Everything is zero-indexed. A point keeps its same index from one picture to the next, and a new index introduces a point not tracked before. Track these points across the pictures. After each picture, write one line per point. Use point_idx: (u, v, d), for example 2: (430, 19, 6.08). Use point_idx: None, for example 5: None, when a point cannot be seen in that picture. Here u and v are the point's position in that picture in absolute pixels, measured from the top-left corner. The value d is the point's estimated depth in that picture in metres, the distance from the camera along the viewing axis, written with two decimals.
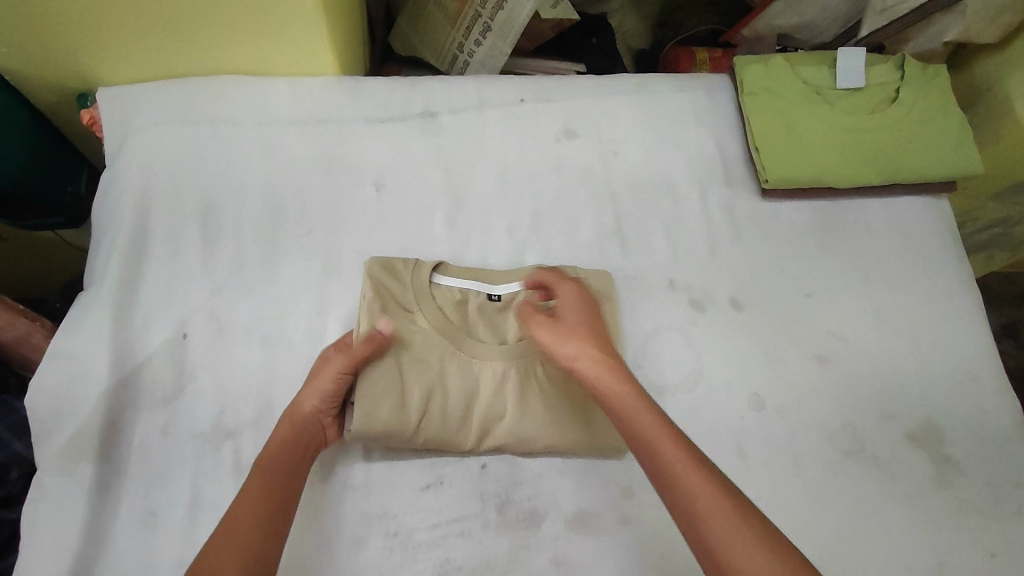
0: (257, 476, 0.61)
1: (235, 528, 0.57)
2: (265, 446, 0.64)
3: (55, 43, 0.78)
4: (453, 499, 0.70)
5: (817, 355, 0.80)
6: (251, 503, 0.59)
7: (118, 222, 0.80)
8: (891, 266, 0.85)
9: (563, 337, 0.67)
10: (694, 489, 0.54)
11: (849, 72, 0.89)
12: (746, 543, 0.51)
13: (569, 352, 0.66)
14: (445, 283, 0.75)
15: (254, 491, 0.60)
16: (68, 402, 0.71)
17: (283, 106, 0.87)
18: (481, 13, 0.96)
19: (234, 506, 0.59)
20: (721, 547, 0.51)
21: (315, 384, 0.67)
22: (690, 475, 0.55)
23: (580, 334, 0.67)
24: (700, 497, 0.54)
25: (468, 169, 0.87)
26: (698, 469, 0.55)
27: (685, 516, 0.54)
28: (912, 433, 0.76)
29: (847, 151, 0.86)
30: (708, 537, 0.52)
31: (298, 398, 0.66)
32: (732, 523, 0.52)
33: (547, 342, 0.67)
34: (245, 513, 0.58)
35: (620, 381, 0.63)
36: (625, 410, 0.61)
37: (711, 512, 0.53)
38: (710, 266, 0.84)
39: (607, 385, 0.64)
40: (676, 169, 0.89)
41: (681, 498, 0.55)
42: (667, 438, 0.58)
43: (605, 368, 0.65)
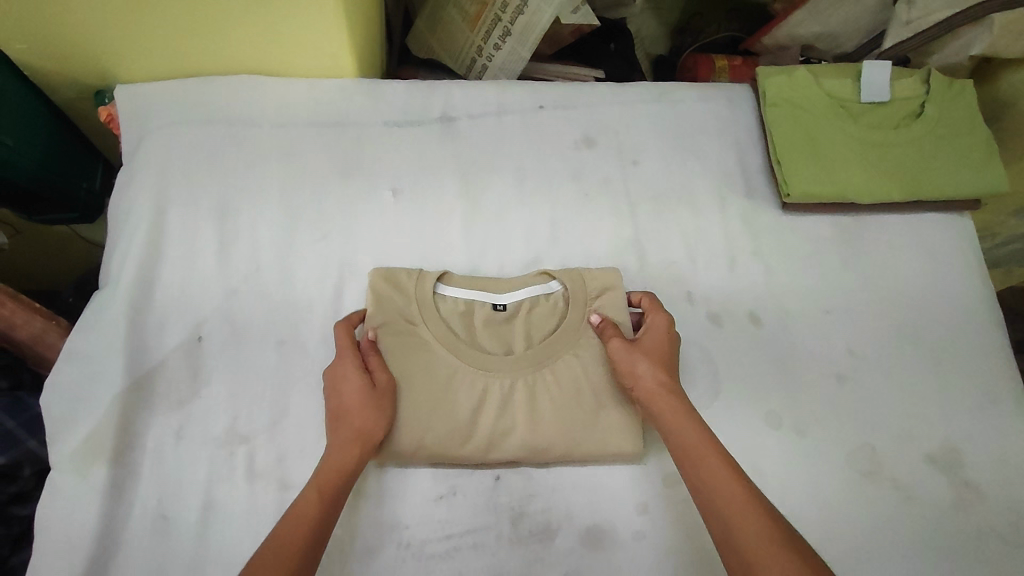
0: (314, 497, 0.60)
1: (284, 545, 0.56)
2: (320, 465, 0.63)
3: (74, 39, 0.78)
4: (466, 511, 0.70)
5: (835, 373, 0.79)
6: (307, 524, 0.58)
7: (134, 221, 0.79)
8: (913, 284, 0.84)
9: (630, 354, 0.70)
10: (728, 496, 0.58)
11: (873, 85, 0.87)
12: (773, 548, 0.54)
13: (635, 370, 0.69)
14: (448, 294, 0.76)
15: (309, 512, 0.59)
16: (83, 403, 0.71)
17: (302, 108, 0.87)
18: (501, 17, 0.95)
19: (286, 523, 0.58)
20: (748, 549, 0.54)
21: (374, 405, 0.67)
22: (727, 485, 0.59)
23: (650, 356, 0.70)
24: (733, 504, 0.57)
25: (486, 176, 0.86)
26: (736, 480, 0.59)
27: (718, 520, 0.57)
28: (931, 456, 0.75)
29: (870, 167, 0.85)
30: (737, 541, 0.55)
31: (354, 420, 0.66)
32: (763, 532, 0.55)
33: (616, 355, 0.70)
34: (295, 533, 0.57)
35: (673, 399, 0.67)
36: (676, 424, 0.65)
37: (742, 516, 0.56)
38: (729, 280, 0.83)
39: (661, 399, 0.67)
40: (695, 180, 0.88)
41: (716, 504, 0.58)
42: (711, 451, 0.62)
43: (665, 387, 0.68)
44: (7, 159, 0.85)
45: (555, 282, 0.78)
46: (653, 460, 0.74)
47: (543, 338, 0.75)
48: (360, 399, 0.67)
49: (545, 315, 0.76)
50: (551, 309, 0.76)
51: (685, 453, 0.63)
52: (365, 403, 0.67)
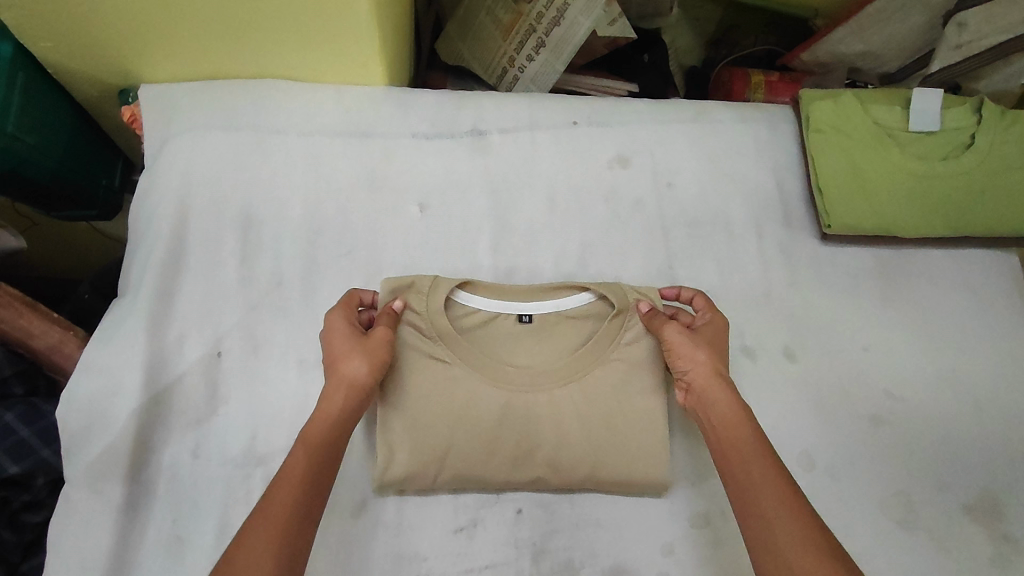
0: (301, 460, 0.58)
1: (275, 505, 0.55)
2: (312, 418, 0.62)
3: (100, 39, 0.76)
4: (486, 545, 0.68)
5: (871, 416, 0.76)
6: (294, 485, 0.57)
7: (156, 230, 0.77)
8: (953, 323, 0.82)
9: (685, 343, 0.67)
10: (773, 495, 0.56)
11: (922, 114, 0.84)
12: (813, 554, 0.52)
13: (693, 358, 0.66)
14: (471, 304, 0.72)
15: (299, 470, 0.58)
16: (100, 418, 0.70)
17: (329, 117, 0.84)
18: (536, 28, 0.92)
19: (276, 483, 0.57)
20: (787, 553, 0.53)
21: (363, 351, 0.64)
22: (772, 486, 0.57)
23: (709, 345, 0.67)
24: (776, 503, 0.56)
25: (516, 194, 0.84)
26: (782, 481, 0.57)
27: (757, 516, 0.56)
28: (969, 506, 0.73)
29: (915, 199, 0.82)
30: (776, 543, 0.54)
31: (344, 366, 0.64)
32: (800, 535, 0.53)
33: (674, 343, 0.67)
34: (285, 495, 0.56)
35: (726, 392, 0.64)
36: (727, 416, 0.63)
37: (782, 520, 0.54)
38: (764, 312, 0.80)
39: (715, 389, 0.65)
40: (732, 206, 0.85)
41: (757, 501, 0.57)
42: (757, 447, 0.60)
43: (720, 379, 0.65)
44: (26, 158, 0.82)
45: (585, 294, 0.73)
46: (681, 498, 0.72)
47: (571, 352, 0.72)
48: (351, 349, 0.65)
49: (570, 330, 0.73)
50: (578, 324, 0.73)
51: (731, 449, 0.61)
52: (357, 348, 0.65)
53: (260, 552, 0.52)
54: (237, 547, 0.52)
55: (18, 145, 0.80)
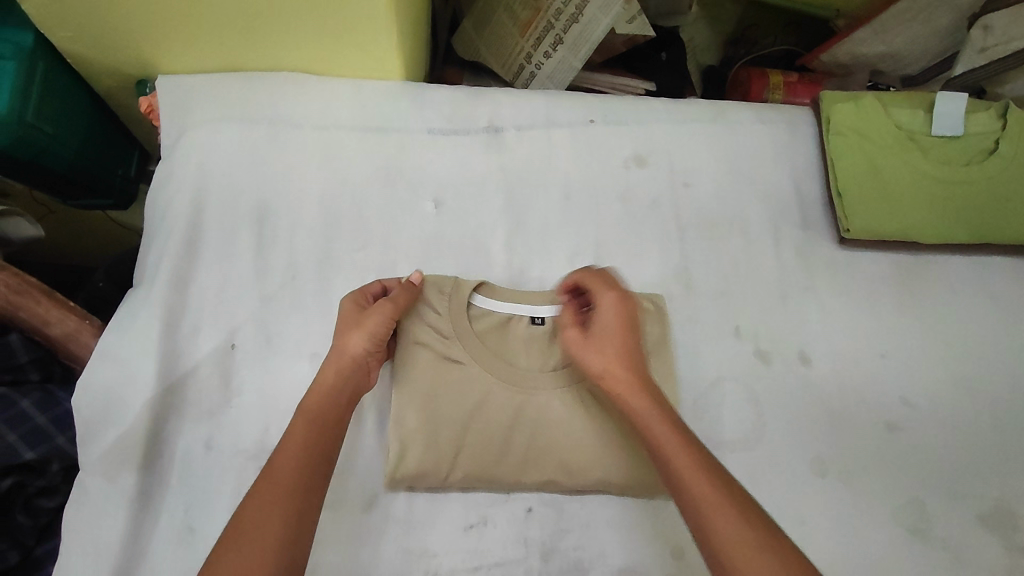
0: (300, 430, 0.59)
1: (276, 473, 0.56)
2: (310, 389, 0.63)
3: (120, 30, 0.76)
4: (496, 543, 0.68)
5: (886, 422, 0.75)
6: (295, 453, 0.58)
7: (171, 221, 0.78)
8: (972, 331, 0.81)
9: (583, 349, 0.66)
10: (699, 494, 0.55)
11: (945, 118, 0.83)
12: (742, 547, 0.51)
13: (591, 364, 0.65)
14: (485, 306, 0.71)
15: (301, 439, 0.59)
16: (115, 407, 0.70)
17: (345, 110, 0.84)
18: (554, 24, 0.92)
19: (277, 452, 0.58)
20: (720, 553, 0.51)
21: (364, 328, 0.65)
22: (696, 483, 0.55)
23: (605, 345, 0.65)
24: (699, 501, 0.54)
25: (531, 192, 0.83)
26: (707, 477, 0.55)
27: (690, 516, 0.55)
28: (984, 516, 0.72)
29: (935, 205, 0.81)
30: (708, 543, 0.52)
31: (345, 343, 0.65)
32: (728, 530, 0.52)
33: (574, 349, 0.66)
34: (285, 464, 0.57)
35: (641, 391, 0.63)
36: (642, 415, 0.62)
37: (717, 517, 0.53)
38: (779, 316, 0.79)
39: (624, 390, 0.63)
40: (749, 207, 0.84)
41: (687, 502, 0.55)
42: (676, 444, 0.58)
43: (630, 380, 0.64)
44: (44, 147, 0.82)
45: None
46: None
47: None
48: (355, 327, 0.66)
49: None
50: None
51: (654, 447, 0.60)
52: (359, 324, 0.66)
53: (260, 519, 0.53)
54: (241, 512, 0.53)
55: (37, 133, 0.80)
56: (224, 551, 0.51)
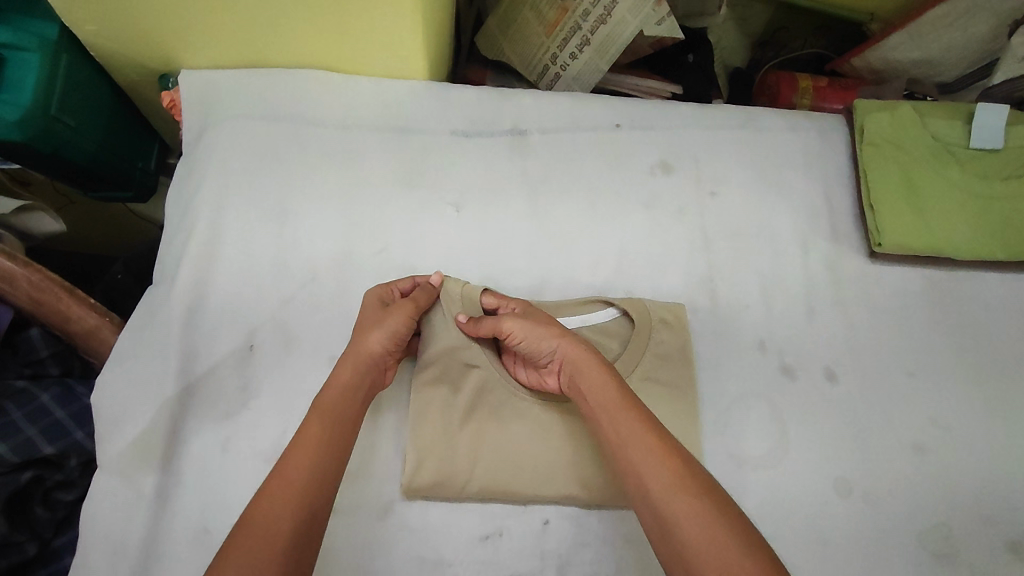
0: (315, 426, 0.58)
1: (291, 470, 0.55)
2: (327, 384, 0.61)
3: (144, 26, 0.75)
4: (512, 555, 0.67)
5: (914, 443, 0.74)
6: (310, 451, 0.56)
7: (193, 219, 0.77)
8: (1007, 351, 0.79)
9: (526, 326, 0.65)
10: (641, 455, 0.55)
11: (985, 131, 0.80)
12: (684, 499, 0.51)
13: (541, 339, 0.65)
14: None
15: (315, 436, 0.57)
16: (134, 406, 0.70)
17: (367, 110, 0.83)
18: (581, 26, 0.90)
19: (292, 448, 0.56)
20: (663, 507, 0.52)
21: (385, 327, 0.65)
22: (639, 445, 0.56)
23: (551, 324, 0.66)
24: (643, 456, 0.55)
25: (554, 197, 0.82)
26: (654, 437, 0.56)
27: (632, 473, 0.55)
28: (1015, 544, 0.70)
29: (970, 220, 0.78)
30: (651, 498, 0.53)
31: (363, 342, 0.64)
32: (671, 484, 0.53)
33: (520, 330, 0.65)
34: (300, 461, 0.55)
35: (594, 361, 0.63)
36: (589, 380, 0.62)
37: (657, 476, 0.53)
38: (806, 330, 0.77)
39: (574, 358, 0.63)
40: (777, 218, 0.82)
41: (631, 464, 0.55)
42: (620, 406, 0.59)
43: (581, 350, 0.64)
44: (68, 141, 0.82)
45: (612, 309, 0.73)
46: None
47: None
48: (375, 326, 0.65)
49: (600, 342, 0.72)
50: (608, 336, 0.73)
51: (600, 414, 0.60)
52: (379, 322, 0.65)
53: (275, 517, 0.51)
54: (251, 509, 0.52)
55: (59, 126, 0.80)
56: (233, 549, 0.49)
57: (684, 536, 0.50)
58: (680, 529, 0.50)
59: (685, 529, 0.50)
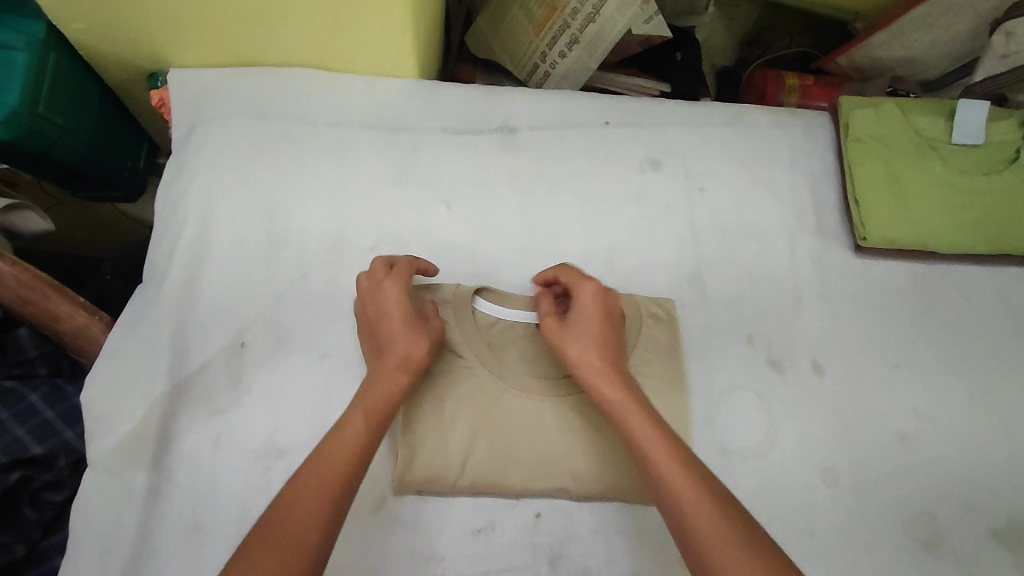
0: (359, 423, 0.57)
1: (329, 466, 0.53)
2: (367, 387, 0.60)
3: (133, 25, 0.75)
4: (504, 548, 0.67)
5: (899, 433, 0.75)
6: (350, 449, 0.55)
7: (183, 217, 0.77)
8: (988, 342, 0.80)
9: (561, 338, 0.63)
10: (678, 488, 0.52)
11: (967, 126, 0.82)
12: (725, 539, 0.49)
13: (571, 352, 0.63)
14: (483, 309, 0.71)
15: (356, 435, 0.56)
16: (125, 404, 0.70)
17: (357, 108, 0.83)
18: (570, 24, 0.90)
19: (328, 444, 0.55)
20: (703, 545, 0.49)
21: (422, 334, 0.64)
22: (675, 476, 0.53)
23: (589, 334, 0.63)
24: (683, 491, 0.52)
25: (544, 193, 0.82)
26: (690, 472, 0.53)
27: (667, 508, 0.53)
28: (996, 530, 0.71)
29: (953, 214, 0.80)
30: (690, 534, 0.50)
31: (402, 345, 0.62)
32: (711, 521, 0.50)
33: (550, 337, 0.64)
34: (339, 458, 0.54)
35: (617, 383, 0.61)
36: (619, 407, 0.59)
37: (696, 510, 0.51)
38: (793, 323, 0.78)
39: (600, 380, 0.61)
40: (765, 213, 0.83)
41: (667, 495, 0.53)
42: (653, 436, 0.56)
43: (609, 370, 0.61)
44: (56, 138, 0.82)
45: None
46: None
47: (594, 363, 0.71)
48: (413, 330, 0.63)
49: None
50: None
51: (632, 442, 0.57)
52: (417, 329, 0.64)
53: (306, 514, 0.50)
54: (285, 501, 0.51)
55: (47, 125, 0.80)
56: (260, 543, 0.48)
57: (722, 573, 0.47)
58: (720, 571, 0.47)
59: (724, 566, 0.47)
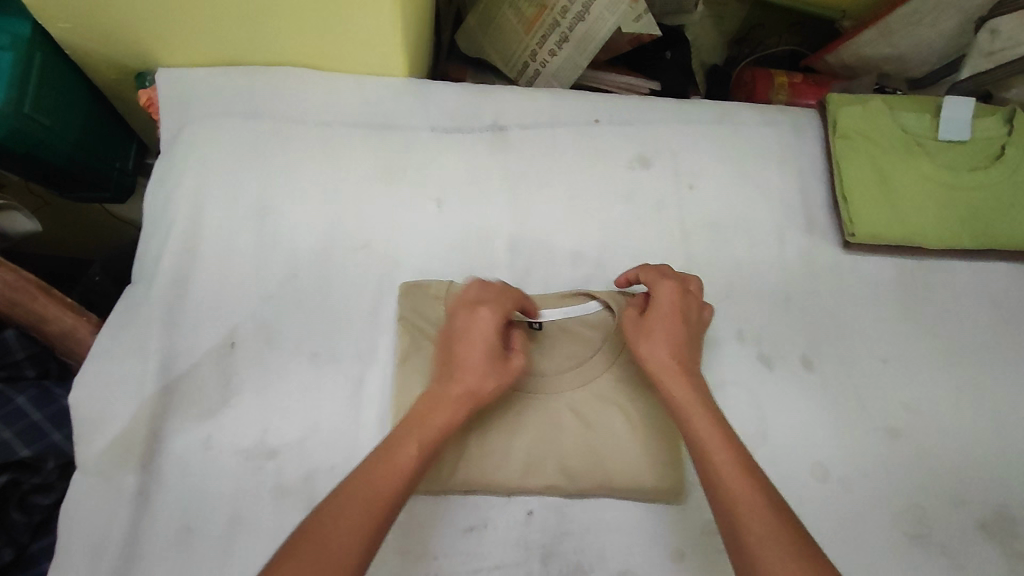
0: (417, 441, 0.57)
1: (383, 476, 0.54)
2: (432, 409, 0.60)
3: (120, 24, 0.74)
4: (496, 546, 0.67)
5: (888, 428, 0.75)
6: (406, 462, 0.55)
7: (172, 216, 0.77)
8: (975, 337, 0.81)
9: (638, 336, 0.66)
10: (739, 495, 0.53)
11: (953, 123, 0.83)
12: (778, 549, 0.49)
13: (645, 350, 0.65)
14: (478, 308, 0.72)
15: (414, 453, 0.56)
16: (113, 406, 0.69)
17: (347, 108, 0.83)
18: (560, 22, 0.91)
19: (386, 456, 0.55)
20: (753, 550, 0.50)
21: (498, 371, 0.63)
22: (734, 482, 0.54)
23: (667, 334, 0.65)
24: (743, 497, 0.53)
25: (535, 191, 0.82)
26: (750, 483, 0.54)
27: (723, 513, 0.53)
28: (984, 522, 0.72)
29: (939, 209, 0.80)
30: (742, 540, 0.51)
31: (477, 379, 0.62)
32: (767, 530, 0.50)
33: (629, 331, 0.67)
34: (395, 470, 0.54)
35: (686, 383, 0.62)
36: (688, 406, 0.61)
37: (752, 517, 0.52)
38: (783, 320, 0.79)
39: (673, 384, 0.62)
40: (754, 210, 0.84)
41: (721, 499, 0.54)
42: (719, 443, 0.57)
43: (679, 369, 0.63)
44: (44, 140, 0.81)
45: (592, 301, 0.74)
46: (693, 505, 0.70)
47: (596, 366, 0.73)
48: (491, 362, 0.63)
49: (587, 336, 0.74)
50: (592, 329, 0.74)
51: (697, 442, 0.58)
52: (491, 362, 0.63)
53: (353, 519, 0.50)
54: (337, 504, 0.51)
55: (35, 126, 0.79)
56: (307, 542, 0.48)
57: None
58: None
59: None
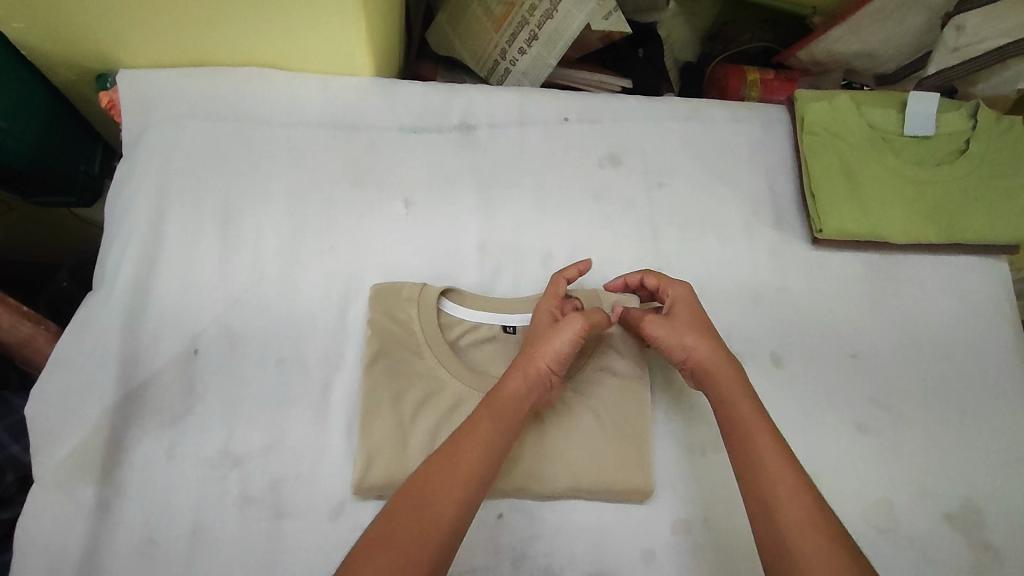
0: (488, 424, 0.60)
1: (461, 459, 0.56)
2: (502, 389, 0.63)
3: (76, 25, 0.73)
4: (466, 550, 0.67)
5: (857, 423, 0.76)
6: (480, 445, 0.58)
7: (132, 222, 0.75)
8: (942, 331, 0.81)
9: (664, 330, 0.68)
10: (777, 479, 0.56)
11: (918, 119, 0.83)
12: (812, 531, 0.52)
13: (682, 341, 0.67)
14: (456, 313, 0.73)
15: (486, 436, 0.59)
16: (71, 417, 0.68)
17: (312, 108, 0.82)
18: (528, 20, 0.90)
19: (462, 438, 0.58)
20: (785, 529, 0.53)
21: (557, 348, 0.65)
22: (774, 464, 0.57)
23: (692, 326, 0.67)
24: (781, 483, 0.55)
25: (504, 191, 0.82)
26: (790, 468, 0.56)
27: (758, 493, 0.56)
28: (950, 514, 0.73)
29: (904, 204, 0.81)
30: (777, 519, 0.54)
31: (541, 360, 0.64)
32: (801, 514, 0.53)
33: (653, 330, 0.69)
34: (471, 453, 0.57)
35: (727, 368, 0.64)
36: (726, 393, 0.63)
37: (789, 493, 0.55)
38: (753, 317, 0.79)
39: (717, 370, 0.64)
40: (723, 208, 0.84)
41: (756, 483, 0.57)
42: (760, 425, 0.60)
43: (720, 357, 0.65)
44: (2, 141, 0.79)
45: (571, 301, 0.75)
46: (664, 503, 0.71)
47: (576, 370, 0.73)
48: (549, 340, 0.65)
49: None
50: None
51: (736, 427, 0.61)
52: (549, 337, 0.65)
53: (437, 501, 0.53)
54: (421, 486, 0.54)
55: None
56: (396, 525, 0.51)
57: (805, 557, 0.50)
58: (800, 557, 0.51)
59: (808, 550, 0.51)
